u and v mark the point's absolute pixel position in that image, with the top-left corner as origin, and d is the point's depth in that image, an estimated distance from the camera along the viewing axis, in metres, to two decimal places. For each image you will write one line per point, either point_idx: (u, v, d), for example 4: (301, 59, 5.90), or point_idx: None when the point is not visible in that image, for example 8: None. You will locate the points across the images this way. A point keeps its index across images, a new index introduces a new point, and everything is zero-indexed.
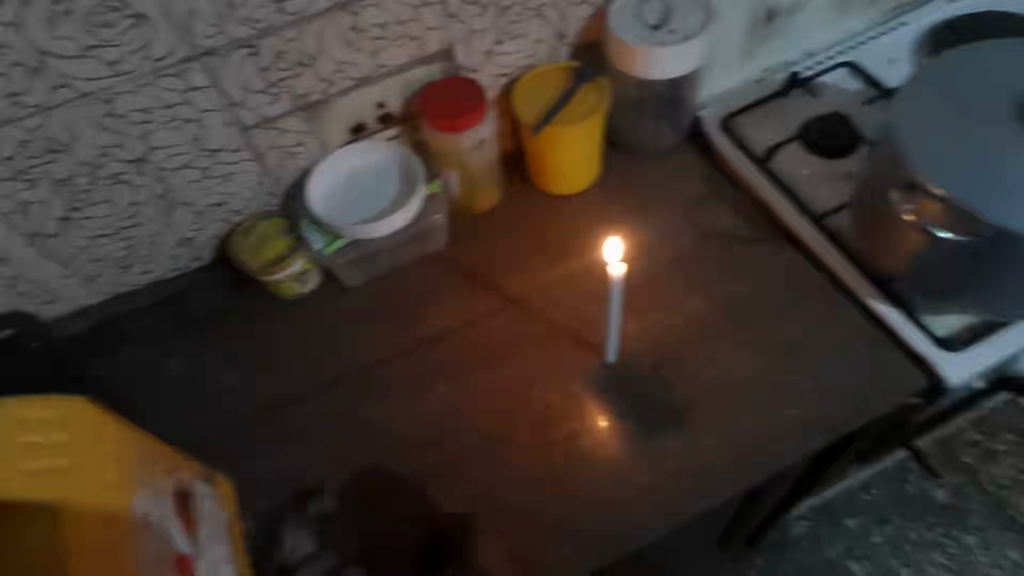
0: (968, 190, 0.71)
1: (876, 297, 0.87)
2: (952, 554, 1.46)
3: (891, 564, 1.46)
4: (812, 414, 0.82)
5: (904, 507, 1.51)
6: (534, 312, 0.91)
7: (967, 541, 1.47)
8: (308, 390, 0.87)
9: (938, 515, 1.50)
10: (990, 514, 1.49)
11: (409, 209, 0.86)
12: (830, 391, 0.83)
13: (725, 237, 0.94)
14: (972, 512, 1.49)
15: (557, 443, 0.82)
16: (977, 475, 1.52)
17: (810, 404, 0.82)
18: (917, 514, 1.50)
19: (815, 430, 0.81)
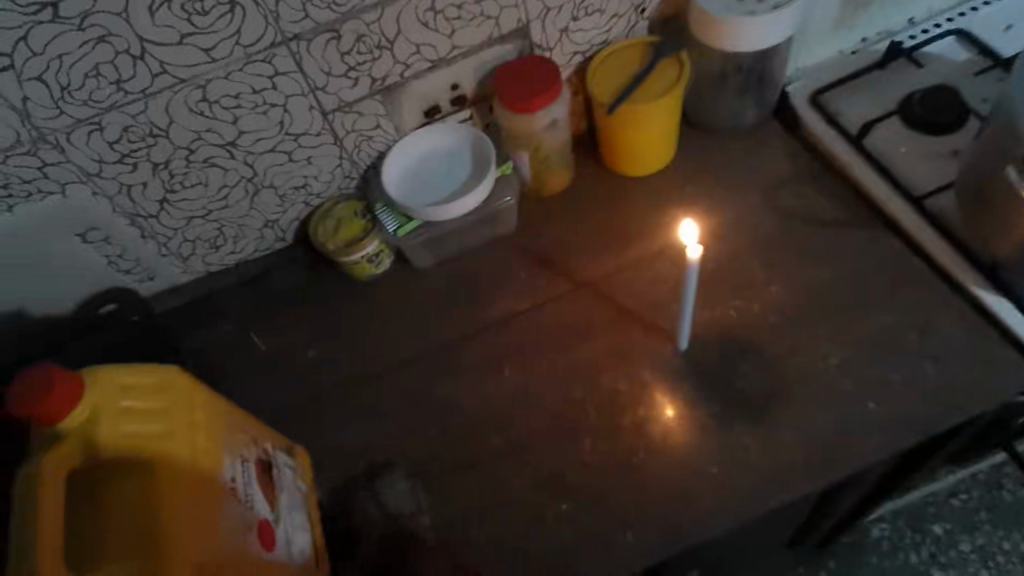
0: None
1: (981, 287, 0.80)
2: None
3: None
4: (903, 411, 0.76)
5: (997, 515, 1.40)
6: (604, 296, 0.89)
7: None
8: (382, 368, 0.90)
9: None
10: None
11: (480, 191, 0.87)
12: (925, 387, 0.77)
13: (809, 220, 0.89)
14: None
15: (626, 429, 0.81)
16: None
17: (901, 400, 0.77)
18: (1012, 524, 1.39)
19: (906, 428, 0.76)
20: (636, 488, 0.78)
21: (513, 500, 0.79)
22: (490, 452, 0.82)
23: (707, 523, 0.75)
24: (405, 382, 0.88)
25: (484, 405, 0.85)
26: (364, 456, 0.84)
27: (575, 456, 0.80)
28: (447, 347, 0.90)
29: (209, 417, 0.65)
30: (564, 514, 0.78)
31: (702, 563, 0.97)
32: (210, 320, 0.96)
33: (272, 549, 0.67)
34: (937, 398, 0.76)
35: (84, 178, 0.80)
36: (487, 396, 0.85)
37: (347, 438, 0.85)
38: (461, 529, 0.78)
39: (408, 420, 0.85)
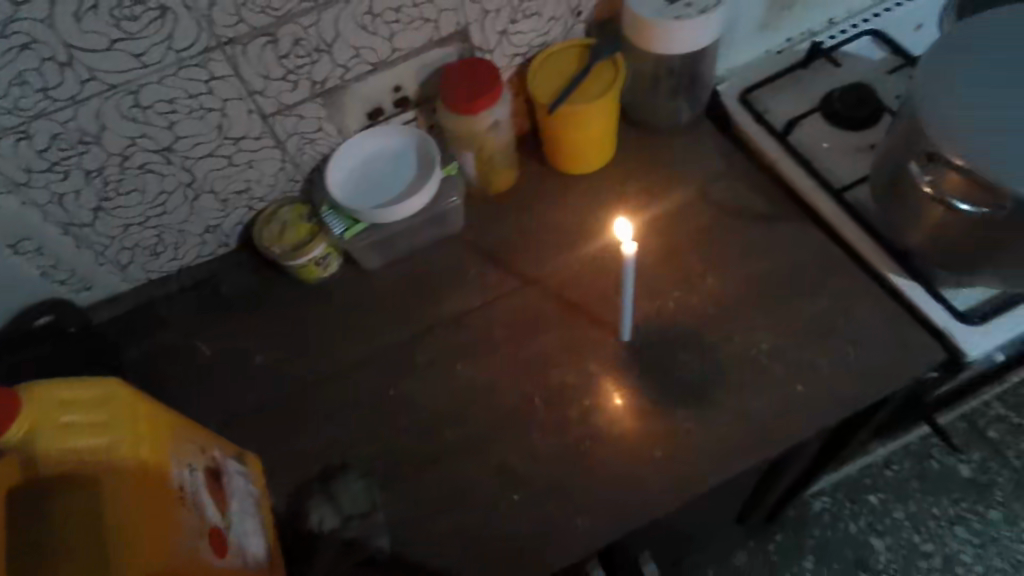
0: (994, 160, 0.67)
1: (896, 273, 0.86)
2: (974, 530, 1.45)
3: (913, 540, 1.46)
4: (828, 390, 0.82)
5: (927, 482, 1.51)
6: (550, 292, 0.92)
7: (991, 517, 1.46)
8: (334, 371, 0.90)
9: (963, 490, 1.49)
10: (1016, 490, 1.47)
11: (426, 192, 0.88)
12: (848, 367, 0.83)
13: (741, 214, 0.94)
14: (998, 488, 1.48)
15: (574, 420, 0.84)
16: (1005, 450, 1.51)
17: (827, 381, 0.82)
18: (941, 490, 1.50)
19: (832, 406, 0.81)
20: (585, 476, 0.81)
21: (467, 494, 0.81)
22: (442, 448, 0.84)
23: (652, 505, 0.79)
24: (357, 383, 0.89)
25: (436, 403, 0.86)
26: (316, 458, 0.85)
27: (526, 448, 0.83)
28: (398, 347, 0.91)
29: (156, 428, 0.65)
30: (515, 505, 0.80)
31: (655, 544, 1.01)
32: (153, 329, 0.94)
33: (224, 557, 0.66)
34: (859, 379, 0.82)
35: (12, 188, 0.77)
36: (439, 394, 0.87)
37: (300, 441, 0.86)
38: (416, 524, 0.80)
39: (360, 422, 0.86)
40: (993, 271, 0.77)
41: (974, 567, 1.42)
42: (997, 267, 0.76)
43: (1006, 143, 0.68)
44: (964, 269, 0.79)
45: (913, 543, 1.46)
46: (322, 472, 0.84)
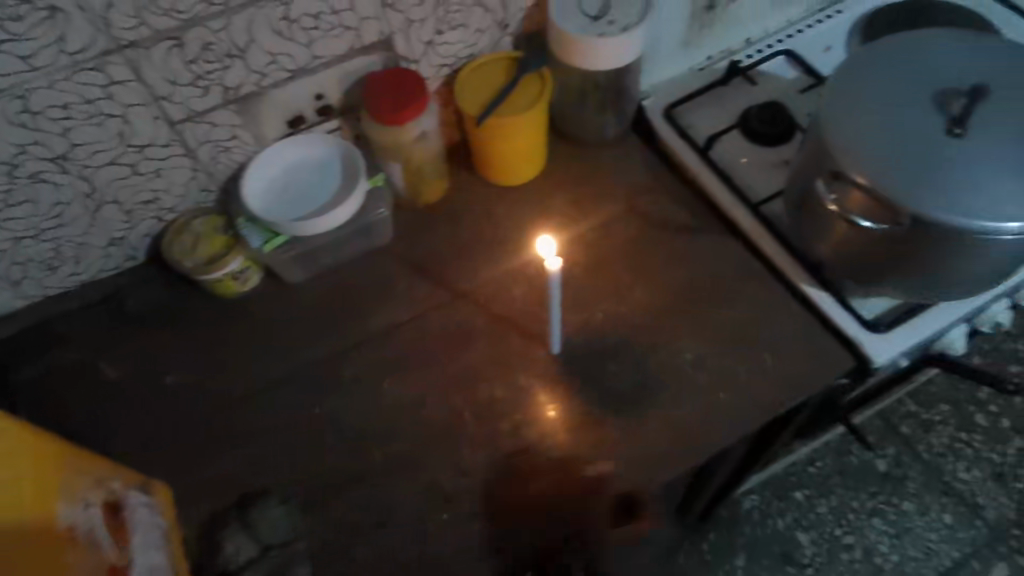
0: (891, 179, 0.72)
1: (809, 284, 0.90)
2: (890, 520, 1.52)
3: (835, 533, 1.53)
4: (748, 398, 0.84)
5: (847, 477, 1.57)
6: (480, 305, 0.91)
7: (905, 508, 1.53)
8: (252, 390, 0.86)
9: (880, 484, 1.56)
10: (926, 481, 1.55)
11: (351, 204, 0.85)
12: (766, 375, 0.86)
13: (667, 226, 0.96)
14: (910, 479, 1.55)
15: (504, 436, 0.83)
16: (916, 445, 1.59)
17: (747, 388, 0.85)
18: (859, 484, 1.57)
19: (752, 413, 0.84)
20: (513, 492, 0.80)
21: (394, 514, 0.79)
22: (367, 467, 0.81)
23: (580, 518, 0.79)
24: (277, 403, 0.85)
25: (361, 421, 0.84)
26: (232, 484, 0.80)
27: (455, 465, 0.81)
28: (321, 364, 0.87)
29: (44, 459, 0.61)
30: (443, 524, 0.78)
31: None
32: (52, 350, 0.88)
33: None
34: (777, 385, 0.85)
35: None
36: (365, 412, 0.84)
37: (214, 466, 0.81)
38: (340, 548, 0.77)
39: (281, 443, 0.82)
40: (895, 282, 0.82)
41: (890, 557, 1.50)
42: (897, 278, 0.81)
43: (904, 163, 0.72)
44: (868, 280, 0.84)
45: (835, 536, 1.52)
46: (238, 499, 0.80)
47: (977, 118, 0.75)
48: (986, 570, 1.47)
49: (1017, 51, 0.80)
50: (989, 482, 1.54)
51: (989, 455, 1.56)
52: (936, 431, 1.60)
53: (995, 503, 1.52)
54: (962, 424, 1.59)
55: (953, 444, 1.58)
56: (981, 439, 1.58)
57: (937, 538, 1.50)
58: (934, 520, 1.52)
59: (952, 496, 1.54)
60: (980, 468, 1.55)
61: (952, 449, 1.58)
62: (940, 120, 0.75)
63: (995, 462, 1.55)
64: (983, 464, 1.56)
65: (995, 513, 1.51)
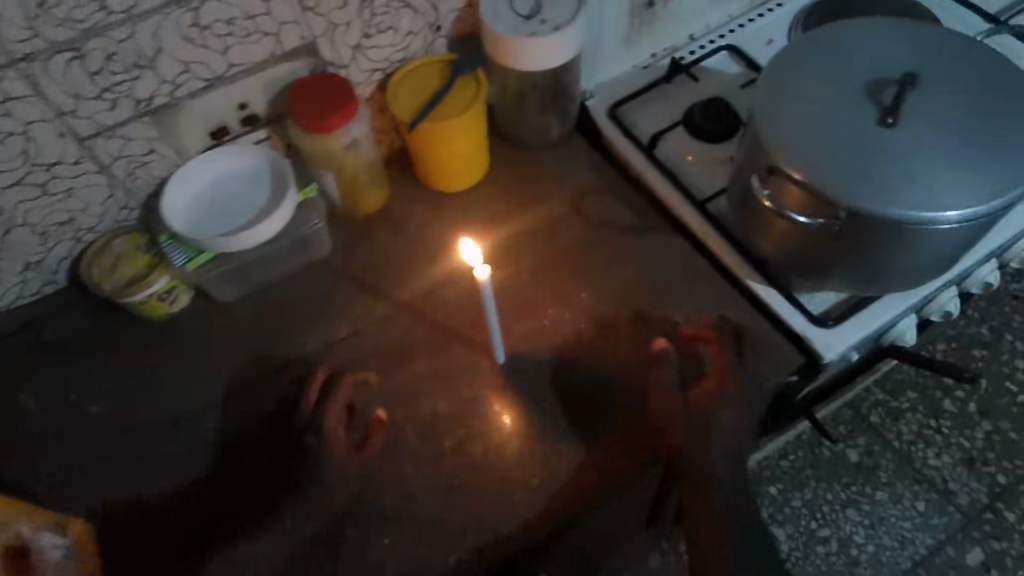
0: (825, 173, 0.70)
1: (757, 281, 0.88)
2: (865, 511, 1.37)
3: (811, 526, 1.37)
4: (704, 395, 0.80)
5: (819, 468, 1.41)
6: (421, 316, 0.87)
7: (878, 498, 1.38)
8: (182, 417, 0.81)
9: (851, 473, 1.40)
10: (898, 470, 1.40)
11: (280, 216, 0.80)
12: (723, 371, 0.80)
13: (612, 228, 0.93)
14: (882, 468, 1.40)
15: (447, 454, 0.79)
16: (886, 434, 1.43)
17: (706, 386, 0.79)
18: (831, 476, 1.40)
19: None
20: (458, 511, 0.76)
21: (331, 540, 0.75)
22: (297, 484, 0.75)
23: (529, 533, 0.76)
24: (209, 428, 0.81)
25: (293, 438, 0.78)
26: (161, 517, 0.76)
27: (396, 485, 0.78)
28: (256, 385, 0.83)
29: None
30: (386, 549, 0.74)
31: None
32: None
33: None
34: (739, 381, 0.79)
35: None
36: (296, 431, 0.78)
37: (143, 498, 0.77)
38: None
39: (213, 471, 0.79)
40: (841, 274, 0.80)
41: (870, 551, 1.34)
42: (842, 272, 0.80)
43: (835, 155, 0.71)
44: (814, 275, 0.82)
45: (810, 530, 1.36)
46: (169, 533, 0.75)
47: (908, 107, 0.74)
48: (961, 558, 1.32)
49: (948, 38, 0.80)
50: (959, 467, 1.39)
51: (958, 440, 1.42)
52: (905, 419, 1.45)
53: (968, 489, 1.37)
54: (931, 409, 1.45)
55: (923, 432, 1.43)
56: (950, 424, 1.43)
57: (912, 526, 1.35)
58: (908, 508, 1.36)
59: (925, 483, 1.38)
60: (949, 454, 1.41)
61: (922, 437, 1.43)
62: (874, 111, 0.74)
63: (965, 447, 1.41)
64: (954, 450, 1.41)
65: (968, 499, 1.37)
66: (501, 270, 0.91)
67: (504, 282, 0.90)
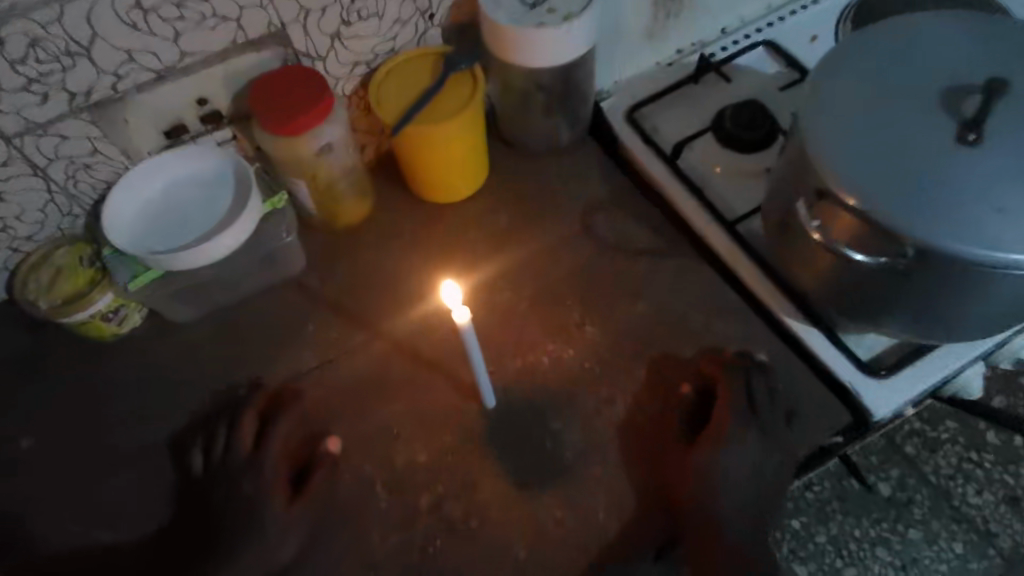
0: (886, 200, 0.57)
1: (793, 316, 0.75)
2: (898, 551, 1.12)
3: (835, 567, 1.12)
4: (735, 463, 0.66)
5: (848, 502, 1.15)
6: (401, 347, 0.76)
7: (912, 537, 1.13)
8: (119, 458, 0.71)
9: (882, 508, 1.15)
10: (934, 508, 1.15)
11: (239, 229, 0.69)
12: (746, 440, 0.67)
13: (626, 250, 0.81)
14: (916, 503, 1.15)
15: (421, 514, 0.67)
16: (921, 467, 1.17)
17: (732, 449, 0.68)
18: (860, 511, 1.15)
19: (738, 487, 0.66)
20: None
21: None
22: (230, 543, 0.64)
23: None
24: (150, 474, 0.70)
25: (240, 493, 0.66)
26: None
27: (359, 552, 0.66)
28: (207, 425, 0.72)
29: None
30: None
31: None
32: None
33: None
34: (766, 447, 0.68)
35: None
36: (237, 491, 0.66)
37: (72, 557, 0.67)
38: None
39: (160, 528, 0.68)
40: (900, 318, 0.67)
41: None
42: (903, 315, 0.66)
43: (898, 179, 0.58)
44: (867, 318, 0.69)
45: (835, 568, 1.12)
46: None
47: (995, 120, 0.60)
48: None
49: None
50: (1002, 507, 1.14)
51: (1002, 475, 1.16)
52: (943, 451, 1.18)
53: (1012, 531, 1.12)
54: (972, 441, 1.18)
55: (964, 466, 1.17)
56: (993, 457, 1.17)
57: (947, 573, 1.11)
58: (944, 549, 1.12)
59: (963, 523, 1.13)
60: (992, 491, 1.15)
61: (963, 472, 1.17)
62: (948, 125, 0.60)
63: (1010, 483, 1.15)
64: (997, 486, 1.15)
65: (1010, 543, 1.12)
66: (495, 297, 0.79)
67: (497, 310, 0.78)
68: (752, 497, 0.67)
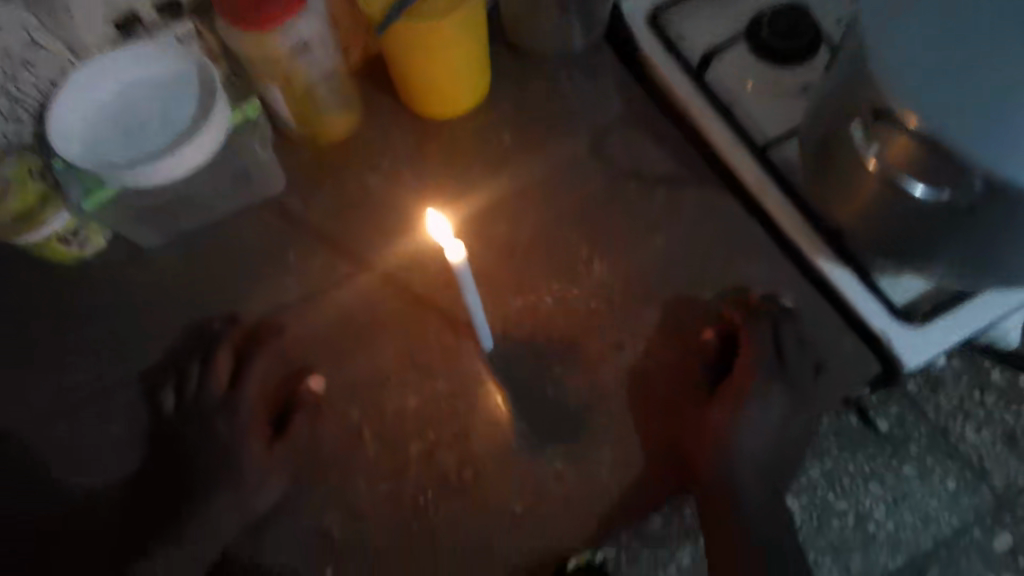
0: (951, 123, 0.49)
1: (825, 257, 0.67)
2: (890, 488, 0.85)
3: (826, 501, 0.85)
4: (751, 417, 0.62)
5: (843, 435, 0.87)
6: (390, 280, 0.69)
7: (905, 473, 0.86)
8: (87, 395, 0.65)
9: (878, 442, 0.87)
10: (932, 447, 0.87)
11: (206, 143, 0.60)
12: (770, 394, 0.62)
13: (643, 179, 0.72)
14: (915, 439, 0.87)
15: (412, 462, 0.63)
16: (921, 404, 0.89)
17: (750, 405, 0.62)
18: (854, 444, 0.87)
19: (751, 442, 0.62)
20: (422, 543, 0.61)
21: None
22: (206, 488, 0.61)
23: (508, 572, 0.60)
24: (118, 416, 0.65)
25: (217, 433, 0.62)
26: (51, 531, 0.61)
27: (345, 502, 0.62)
28: (176, 366, 0.66)
29: None
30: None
31: None
32: None
33: None
34: (786, 402, 0.63)
35: None
36: (212, 429, 0.62)
37: (36, 505, 0.62)
38: None
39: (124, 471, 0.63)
40: (943, 264, 0.60)
41: (889, 552, 0.84)
42: (956, 255, 0.58)
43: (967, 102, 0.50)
44: (901, 258, 0.61)
45: (823, 503, 0.84)
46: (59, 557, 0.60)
47: None
48: (988, 544, 0.86)
49: None
50: (998, 448, 0.88)
51: (1004, 415, 0.89)
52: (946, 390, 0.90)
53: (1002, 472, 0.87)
54: (976, 379, 0.90)
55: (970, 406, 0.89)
56: (996, 396, 0.90)
57: (937, 509, 0.85)
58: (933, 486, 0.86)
59: (955, 459, 0.87)
60: (990, 428, 0.89)
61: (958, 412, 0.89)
62: None
63: (1011, 422, 0.89)
64: (994, 425, 0.89)
65: (1003, 482, 0.87)
66: (495, 230, 0.71)
67: (498, 243, 0.70)
68: (768, 455, 0.62)
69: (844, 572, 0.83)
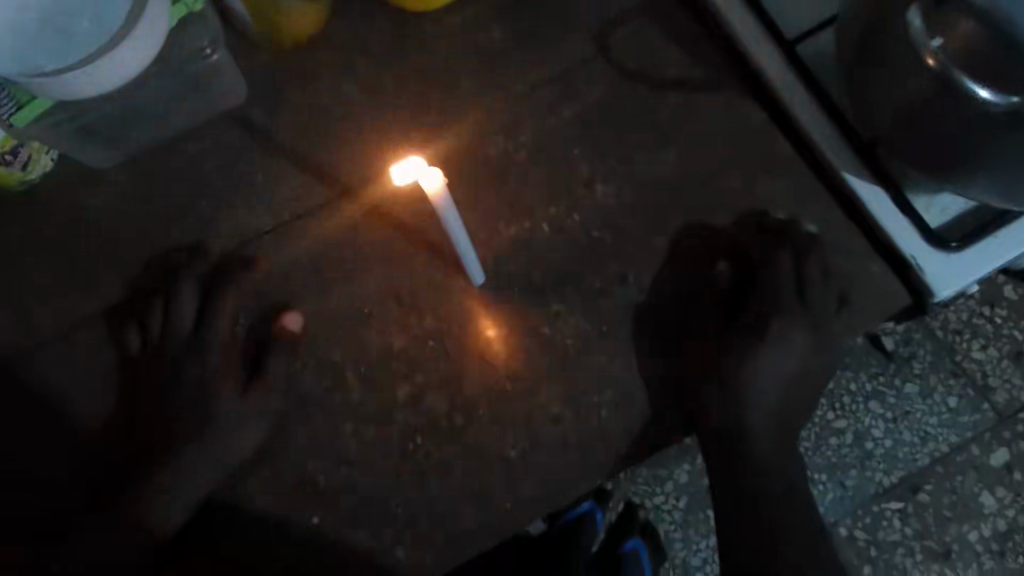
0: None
1: (854, 171, 0.59)
2: (891, 407, 0.82)
3: (826, 419, 0.82)
4: (770, 361, 0.58)
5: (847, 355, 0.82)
6: (369, 208, 0.62)
7: (907, 391, 0.82)
8: (48, 332, 0.61)
9: (883, 362, 0.83)
10: (937, 366, 0.82)
11: (135, 49, 0.51)
12: (793, 332, 0.58)
13: (654, 88, 0.63)
14: (919, 358, 0.83)
15: (400, 404, 0.59)
16: (928, 321, 0.83)
17: (766, 348, 0.57)
18: (859, 365, 0.83)
19: (765, 386, 0.58)
20: (412, 489, 0.58)
21: (251, 520, 0.58)
22: (183, 430, 0.57)
23: (505, 515, 0.57)
24: (83, 357, 0.60)
25: (189, 377, 0.58)
26: (23, 477, 0.58)
27: (330, 446, 0.59)
28: (138, 302, 0.61)
29: None
30: (314, 531, 0.57)
31: (532, 541, 0.79)
32: None
33: None
34: (812, 342, 0.58)
35: None
36: (180, 375, 0.58)
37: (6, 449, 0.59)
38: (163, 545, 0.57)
39: (98, 417, 0.59)
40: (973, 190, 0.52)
41: (885, 468, 0.81)
42: (996, 174, 0.50)
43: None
44: (936, 174, 0.52)
45: (822, 423, 0.82)
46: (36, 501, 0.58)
47: None
48: (986, 462, 0.81)
49: None
50: (1004, 364, 0.82)
51: (1014, 330, 0.82)
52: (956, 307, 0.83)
53: (1008, 390, 0.82)
54: (988, 294, 0.83)
55: (978, 321, 0.83)
56: (1007, 312, 0.82)
57: (937, 428, 0.82)
58: (936, 405, 0.82)
59: (959, 379, 0.82)
60: (997, 346, 0.82)
61: (968, 331, 0.83)
62: None
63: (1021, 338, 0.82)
64: (1002, 342, 0.82)
65: (1006, 400, 0.81)
66: (487, 148, 0.63)
67: (488, 163, 0.63)
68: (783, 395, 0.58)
69: (839, 489, 0.81)
